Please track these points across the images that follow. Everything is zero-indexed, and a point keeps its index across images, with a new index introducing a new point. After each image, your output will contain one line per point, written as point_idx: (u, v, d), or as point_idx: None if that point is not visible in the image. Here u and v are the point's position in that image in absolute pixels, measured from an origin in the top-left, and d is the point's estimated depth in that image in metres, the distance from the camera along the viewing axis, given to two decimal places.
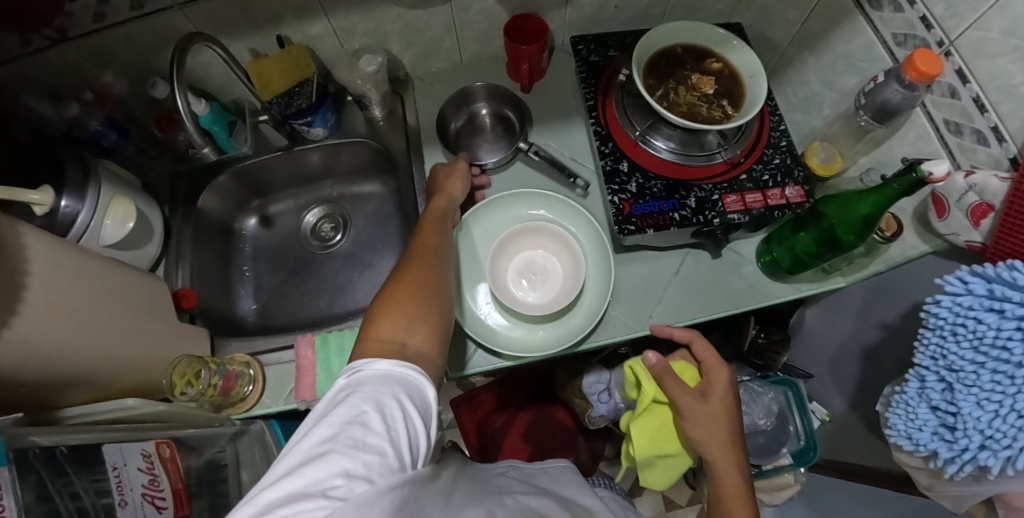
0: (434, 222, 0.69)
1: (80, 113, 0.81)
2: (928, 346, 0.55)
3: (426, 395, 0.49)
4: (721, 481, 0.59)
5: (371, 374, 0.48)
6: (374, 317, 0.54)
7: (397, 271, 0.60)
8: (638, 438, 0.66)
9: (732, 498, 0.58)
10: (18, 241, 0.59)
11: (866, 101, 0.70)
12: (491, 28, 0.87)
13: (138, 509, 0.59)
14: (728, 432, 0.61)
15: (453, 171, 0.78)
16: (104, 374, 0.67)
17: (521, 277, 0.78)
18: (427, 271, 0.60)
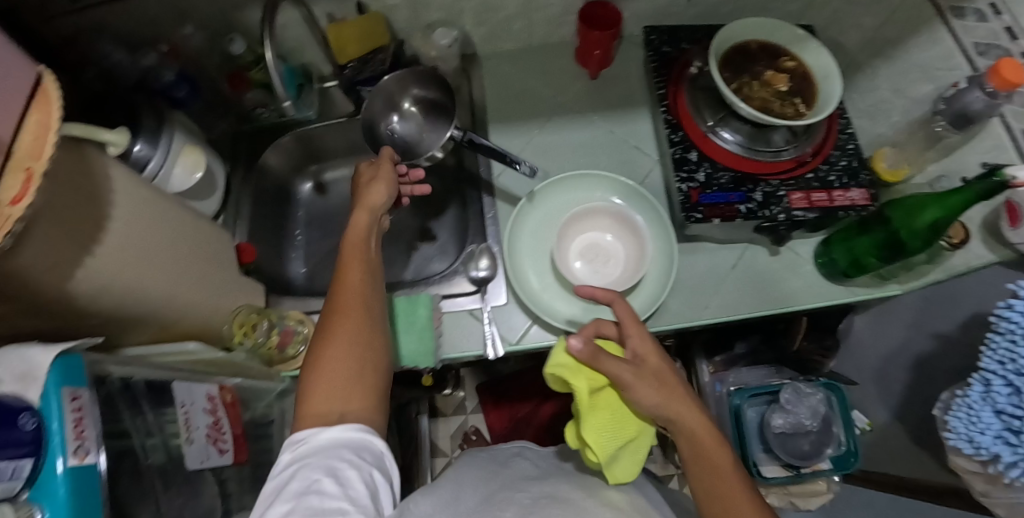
0: (355, 242, 0.64)
1: (156, 63, 0.82)
2: (997, 350, 0.55)
3: (376, 447, 0.50)
4: (693, 440, 0.54)
5: (318, 443, 0.48)
6: (306, 382, 0.53)
7: (324, 321, 0.57)
8: (592, 433, 0.56)
9: (711, 449, 0.53)
10: (104, 173, 0.59)
11: (945, 106, 0.70)
12: (564, 13, 0.86)
13: (204, 449, 0.60)
14: (672, 387, 0.56)
15: (376, 177, 0.72)
16: (169, 317, 0.67)
17: (581, 258, 0.79)
18: (360, 316, 0.57)
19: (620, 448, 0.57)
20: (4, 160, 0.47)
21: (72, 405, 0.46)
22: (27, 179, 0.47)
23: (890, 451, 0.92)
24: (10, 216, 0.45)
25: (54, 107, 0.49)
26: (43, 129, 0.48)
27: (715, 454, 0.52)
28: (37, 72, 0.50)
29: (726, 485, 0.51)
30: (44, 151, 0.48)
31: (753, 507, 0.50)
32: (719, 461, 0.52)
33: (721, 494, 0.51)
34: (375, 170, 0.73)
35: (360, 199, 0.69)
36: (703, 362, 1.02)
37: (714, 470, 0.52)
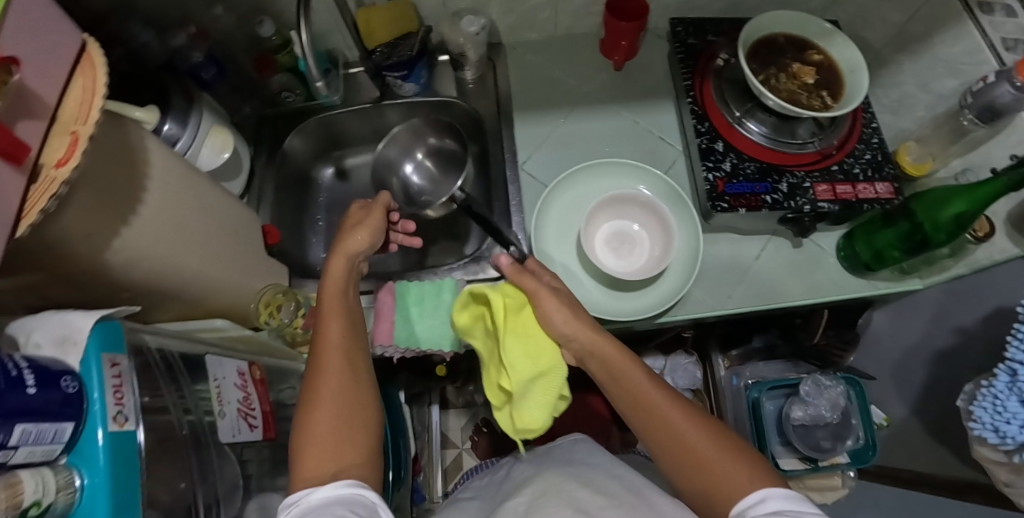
0: (334, 293, 0.62)
1: (184, 44, 0.81)
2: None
3: (371, 502, 0.47)
4: (602, 358, 0.57)
5: (313, 504, 0.46)
6: (300, 440, 0.51)
7: (308, 380, 0.55)
8: (508, 359, 0.57)
9: (619, 361, 0.57)
10: (143, 146, 0.59)
11: (972, 100, 0.70)
12: (591, 3, 0.86)
13: (235, 423, 0.60)
14: (575, 309, 0.60)
15: (361, 218, 0.70)
16: (200, 293, 0.68)
17: (604, 247, 0.81)
18: (346, 375, 0.54)
19: (530, 380, 0.57)
20: (50, 124, 0.47)
21: (113, 372, 0.46)
22: (73, 142, 0.47)
23: (907, 446, 0.92)
24: (56, 179, 0.45)
25: (98, 73, 0.49)
26: (89, 94, 0.48)
27: (619, 362, 0.56)
28: (82, 38, 0.50)
29: (643, 391, 0.54)
30: (90, 115, 0.47)
31: (673, 405, 0.53)
32: (631, 370, 0.56)
33: (642, 399, 0.54)
34: (364, 213, 0.71)
35: (339, 244, 0.67)
36: (717, 356, 1.03)
37: (629, 381, 0.55)
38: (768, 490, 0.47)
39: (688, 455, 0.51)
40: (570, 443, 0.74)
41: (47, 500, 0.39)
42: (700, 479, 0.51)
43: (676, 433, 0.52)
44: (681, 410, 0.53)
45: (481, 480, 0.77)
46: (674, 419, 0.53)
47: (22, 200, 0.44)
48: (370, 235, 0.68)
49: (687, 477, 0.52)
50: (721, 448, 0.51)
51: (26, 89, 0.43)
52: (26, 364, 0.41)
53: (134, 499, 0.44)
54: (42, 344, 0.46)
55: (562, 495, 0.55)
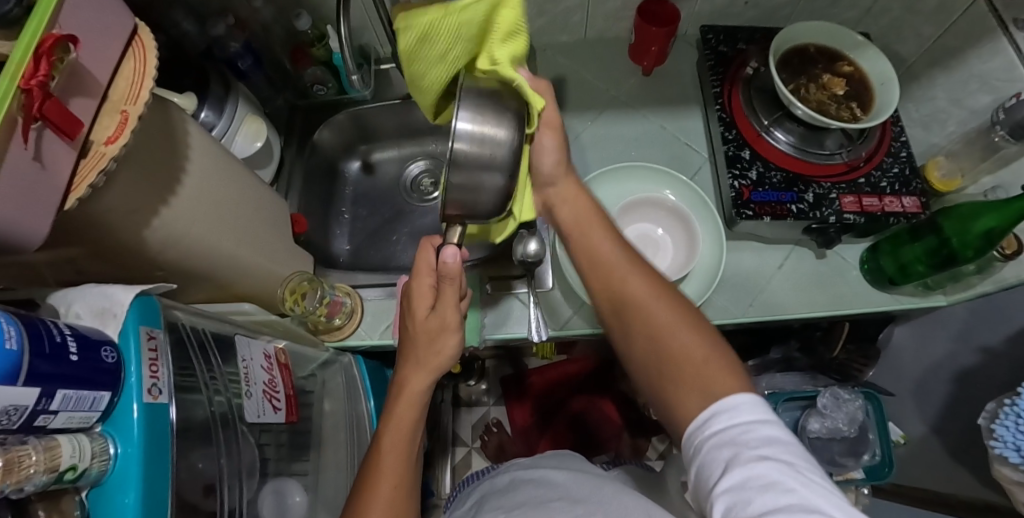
0: (409, 408, 0.58)
1: (224, 34, 0.82)
2: None
3: None
4: (597, 264, 0.58)
5: None
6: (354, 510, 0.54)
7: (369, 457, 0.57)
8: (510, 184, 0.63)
9: (609, 272, 0.57)
10: (184, 128, 0.60)
11: (1005, 116, 0.70)
12: (622, 9, 0.88)
13: (260, 404, 0.62)
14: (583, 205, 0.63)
15: (432, 340, 0.58)
16: (228, 277, 0.69)
17: (471, 129, 0.51)
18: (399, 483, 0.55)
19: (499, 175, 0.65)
20: (101, 101, 0.48)
21: (149, 344, 0.46)
22: (122, 121, 0.48)
23: (924, 465, 0.91)
24: (104, 155, 0.46)
25: (149, 55, 0.51)
26: (140, 75, 0.49)
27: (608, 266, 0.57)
28: (134, 22, 0.51)
29: (630, 285, 0.55)
30: (140, 95, 0.49)
31: (657, 299, 0.53)
32: (617, 262, 0.57)
33: (634, 298, 0.54)
34: (432, 328, 0.58)
35: (415, 333, 0.58)
36: None
37: (612, 270, 0.57)
38: (741, 398, 0.44)
39: (667, 356, 0.50)
40: (557, 456, 0.75)
41: (82, 465, 0.40)
42: (666, 374, 0.49)
43: (660, 334, 0.51)
44: (672, 311, 0.52)
45: (469, 491, 0.78)
46: (657, 322, 0.52)
47: (72, 172, 0.45)
48: (433, 372, 0.59)
49: (659, 374, 0.50)
50: (712, 353, 0.48)
51: (81, 68, 0.45)
52: (69, 331, 0.41)
53: (165, 473, 0.44)
54: (81, 314, 0.47)
55: (540, 506, 0.58)
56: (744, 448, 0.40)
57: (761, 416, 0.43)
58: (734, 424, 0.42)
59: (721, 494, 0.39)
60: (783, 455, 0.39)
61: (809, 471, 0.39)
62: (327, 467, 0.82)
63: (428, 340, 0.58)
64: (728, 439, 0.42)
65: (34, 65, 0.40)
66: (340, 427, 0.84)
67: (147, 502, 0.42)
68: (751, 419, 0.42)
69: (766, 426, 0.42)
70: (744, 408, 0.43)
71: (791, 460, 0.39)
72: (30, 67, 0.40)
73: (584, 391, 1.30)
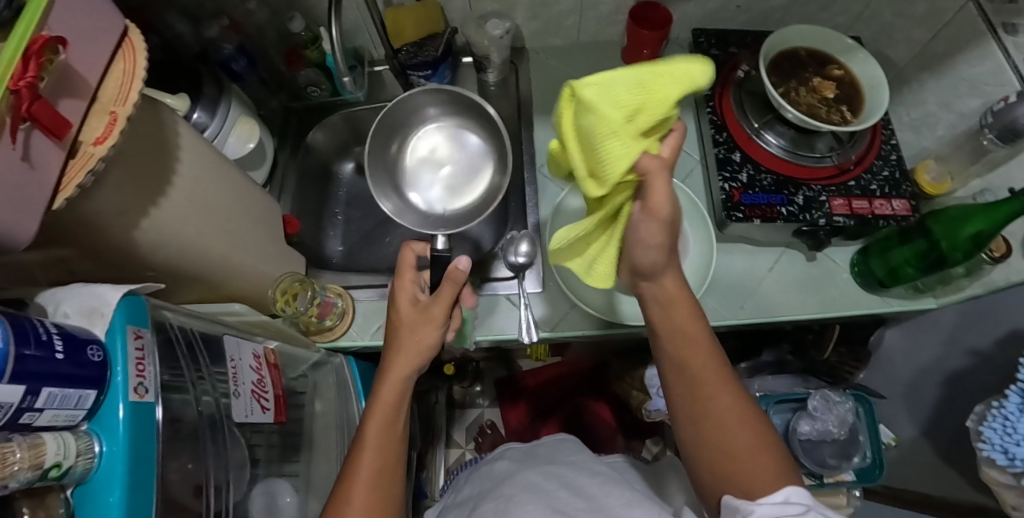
0: (380, 427, 0.55)
1: (217, 35, 0.83)
2: None
3: None
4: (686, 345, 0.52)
5: None
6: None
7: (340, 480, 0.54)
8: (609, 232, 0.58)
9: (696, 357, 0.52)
10: (175, 129, 0.61)
11: (993, 120, 0.70)
12: (615, 12, 0.88)
13: (248, 403, 0.62)
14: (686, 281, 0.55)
15: (416, 320, 0.59)
16: (217, 278, 0.69)
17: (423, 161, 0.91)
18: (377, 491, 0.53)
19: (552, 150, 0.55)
20: (90, 103, 0.48)
21: (136, 343, 0.46)
22: (111, 122, 0.48)
23: (915, 468, 0.91)
24: (92, 156, 0.46)
25: (138, 57, 0.51)
26: (129, 76, 0.50)
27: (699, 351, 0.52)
28: (124, 24, 0.52)
29: (704, 370, 0.51)
30: (128, 97, 0.49)
31: (728, 387, 0.51)
32: (695, 340, 0.52)
33: (709, 387, 0.51)
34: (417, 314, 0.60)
35: (385, 366, 0.58)
36: (726, 368, 1.03)
37: (689, 348, 0.52)
38: (791, 489, 0.46)
39: (730, 454, 0.49)
40: (557, 442, 0.77)
41: (67, 463, 0.40)
42: (726, 474, 0.49)
43: (728, 431, 0.49)
44: (742, 410, 0.50)
45: (462, 480, 0.78)
46: (733, 422, 0.50)
47: (61, 173, 0.45)
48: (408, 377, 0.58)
49: (713, 465, 0.50)
50: (770, 459, 0.48)
51: (70, 69, 0.45)
52: (55, 330, 0.42)
53: (150, 474, 0.44)
54: (70, 314, 0.47)
55: (543, 495, 0.60)
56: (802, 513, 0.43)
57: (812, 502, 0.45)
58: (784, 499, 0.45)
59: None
60: None
61: None
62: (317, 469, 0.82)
63: (421, 326, 0.59)
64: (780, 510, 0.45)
65: (23, 66, 0.40)
66: (331, 428, 0.84)
67: (132, 501, 0.42)
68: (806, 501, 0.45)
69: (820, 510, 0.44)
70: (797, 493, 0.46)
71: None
72: (18, 67, 0.40)
73: (577, 394, 1.30)
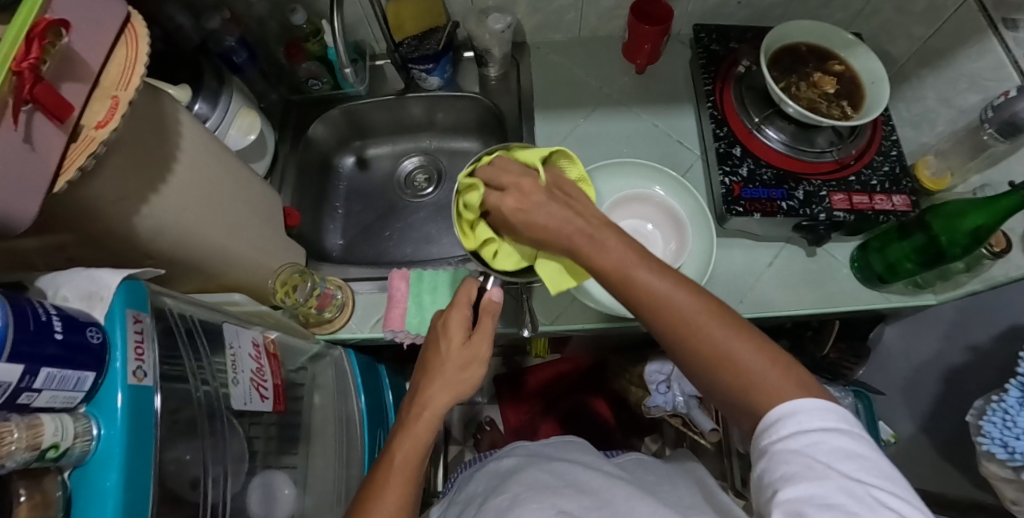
0: (410, 455, 0.54)
1: (219, 27, 0.83)
2: None
3: None
4: (623, 278, 0.49)
5: None
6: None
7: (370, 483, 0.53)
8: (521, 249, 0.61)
9: (632, 286, 0.48)
10: (176, 117, 0.61)
11: (993, 114, 0.70)
12: (616, 7, 0.88)
13: (247, 392, 0.62)
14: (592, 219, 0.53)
15: (467, 354, 0.58)
16: (217, 267, 0.70)
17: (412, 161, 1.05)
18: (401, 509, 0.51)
19: None
20: (92, 87, 0.48)
21: (135, 327, 0.46)
22: (113, 106, 0.48)
23: (914, 464, 0.91)
24: (94, 139, 0.46)
25: (141, 43, 0.51)
26: (131, 61, 0.49)
27: (634, 282, 0.48)
28: (127, 10, 0.51)
29: (671, 301, 0.46)
30: (131, 81, 0.49)
31: (686, 295, 0.46)
32: (635, 269, 0.49)
33: (683, 323, 0.46)
34: (461, 352, 0.58)
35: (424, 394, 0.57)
36: None
37: (648, 286, 0.48)
38: (805, 402, 0.40)
39: (734, 371, 0.43)
40: (562, 443, 0.76)
41: (64, 444, 0.39)
42: (745, 396, 0.43)
43: (721, 348, 0.44)
44: (725, 322, 0.45)
45: (466, 477, 0.78)
46: (719, 336, 0.44)
47: (62, 157, 0.45)
48: (455, 393, 0.57)
49: (726, 393, 0.44)
50: (767, 358, 0.43)
51: (73, 53, 0.45)
52: (54, 312, 0.42)
53: (146, 461, 0.44)
54: (69, 298, 0.47)
55: (548, 490, 0.59)
56: (814, 460, 0.38)
57: (835, 421, 0.39)
58: (800, 430, 0.39)
59: (779, 506, 0.38)
60: (854, 472, 0.37)
61: (878, 491, 0.36)
62: (315, 461, 0.81)
63: (461, 364, 0.58)
64: (795, 442, 0.39)
65: (25, 49, 0.40)
66: (329, 421, 0.84)
67: (129, 485, 0.42)
68: (818, 425, 0.39)
69: (837, 437, 0.38)
70: (813, 413, 0.39)
71: (862, 477, 0.37)
72: (20, 50, 0.40)
73: (575, 391, 1.30)
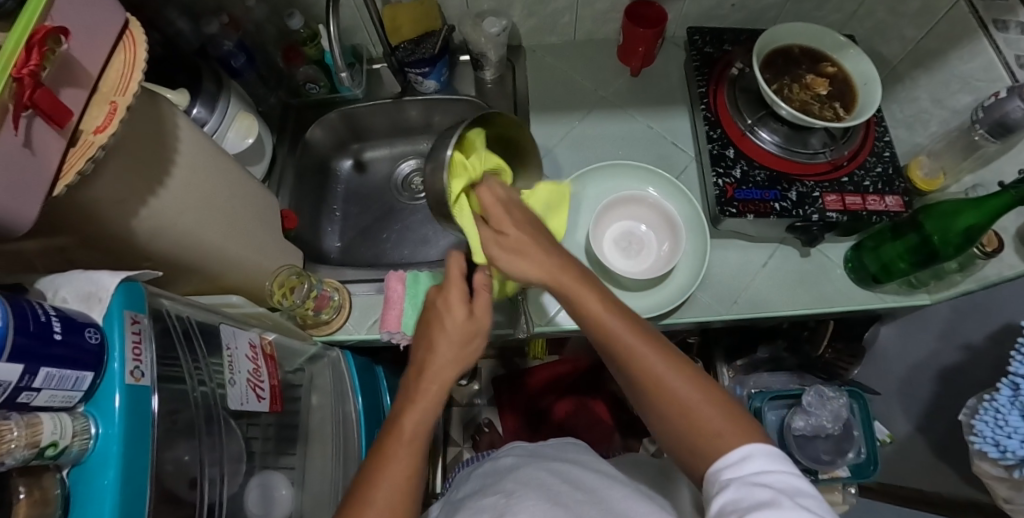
0: (419, 422, 0.52)
1: (217, 32, 0.84)
2: None
3: None
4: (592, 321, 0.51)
5: None
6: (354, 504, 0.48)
7: (367, 466, 0.51)
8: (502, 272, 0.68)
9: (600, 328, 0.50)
10: (174, 122, 0.62)
11: (983, 115, 0.70)
12: (610, 10, 0.89)
13: (243, 392, 0.63)
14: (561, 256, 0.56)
15: (469, 326, 0.57)
16: (215, 269, 0.71)
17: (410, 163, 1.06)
18: (411, 476, 0.49)
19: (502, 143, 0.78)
20: (90, 93, 0.49)
21: (133, 328, 0.47)
22: (112, 111, 0.49)
23: (911, 464, 0.91)
24: (93, 144, 0.47)
25: (139, 49, 0.52)
26: (129, 67, 0.50)
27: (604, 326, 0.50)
28: (125, 17, 0.52)
29: (631, 347, 0.48)
30: (129, 87, 0.50)
31: (648, 344, 0.48)
32: (605, 315, 0.50)
33: (643, 369, 0.47)
34: (462, 323, 0.57)
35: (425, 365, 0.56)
36: (722, 365, 1.05)
37: (609, 332, 0.49)
38: (754, 449, 0.42)
39: (689, 420, 0.45)
40: (560, 444, 0.77)
41: (63, 442, 0.40)
42: (695, 444, 0.44)
43: (679, 398, 0.46)
44: (682, 372, 0.47)
45: (463, 475, 0.78)
46: (677, 386, 0.46)
47: (61, 161, 0.46)
48: (457, 367, 0.56)
49: (683, 441, 0.45)
50: (720, 411, 0.45)
51: (72, 59, 0.46)
52: (53, 312, 0.42)
53: (143, 460, 0.45)
54: (68, 299, 0.48)
55: (544, 488, 0.60)
56: (776, 491, 0.38)
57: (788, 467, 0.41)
58: (759, 470, 0.40)
59: None
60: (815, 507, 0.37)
61: None
62: (313, 461, 0.82)
63: (463, 338, 0.56)
64: (755, 478, 0.40)
65: (25, 55, 0.41)
66: (327, 421, 0.84)
67: (126, 483, 0.43)
68: (775, 467, 0.40)
69: (794, 478, 0.39)
70: (769, 458, 0.41)
71: (819, 512, 0.37)
72: (20, 57, 0.41)
73: (574, 392, 1.31)
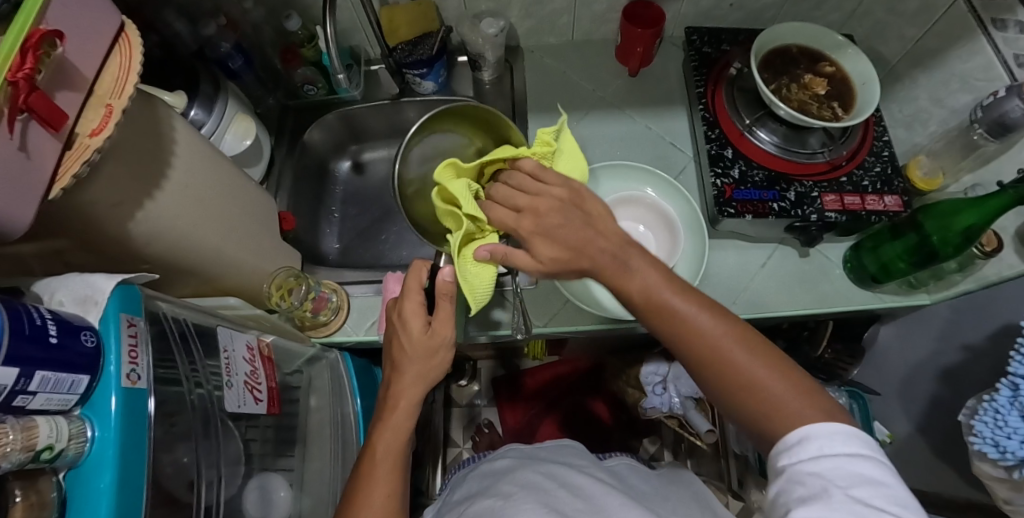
0: (392, 446, 0.57)
1: (215, 34, 0.84)
2: None
3: None
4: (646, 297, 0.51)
5: None
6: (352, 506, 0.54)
7: (358, 475, 0.57)
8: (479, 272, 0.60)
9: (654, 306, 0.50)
10: (171, 125, 0.62)
11: (982, 114, 0.70)
12: (608, 11, 0.89)
13: (240, 395, 0.63)
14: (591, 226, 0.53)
15: (429, 339, 0.58)
16: (212, 271, 0.70)
17: None
18: (390, 493, 0.55)
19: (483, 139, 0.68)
20: (87, 95, 0.49)
21: (129, 331, 0.47)
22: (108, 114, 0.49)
23: (911, 465, 0.90)
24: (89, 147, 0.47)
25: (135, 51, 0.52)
26: (126, 69, 0.50)
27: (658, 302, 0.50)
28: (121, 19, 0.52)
29: (693, 323, 0.48)
30: (124, 90, 0.50)
31: (710, 318, 0.48)
32: (664, 292, 0.50)
33: (703, 342, 0.47)
34: (420, 340, 0.58)
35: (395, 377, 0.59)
36: None
37: (667, 308, 0.49)
38: (816, 428, 0.41)
39: (753, 397, 0.45)
40: (557, 446, 0.77)
41: (59, 446, 0.40)
42: (758, 419, 0.45)
43: (744, 374, 0.45)
44: (747, 348, 0.46)
45: (461, 476, 0.78)
46: (740, 361, 0.46)
47: (57, 164, 0.46)
48: (421, 385, 0.58)
49: (750, 415, 0.45)
50: (785, 386, 0.44)
51: (67, 62, 0.46)
52: (49, 316, 0.42)
53: (140, 463, 0.45)
54: (64, 302, 0.48)
55: (541, 492, 0.60)
56: (831, 483, 0.39)
57: (855, 446, 0.40)
58: (819, 454, 0.40)
59: None
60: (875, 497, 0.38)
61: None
62: (311, 464, 0.82)
63: (426, 352, 0.58)
64: (815, 464, 0.40)
65: (20, 58, 0.41)
66: (326, 424, 0.84)
67: (123, 487, 0.43)
68: (839, 450, 0.40)
69: (858, 462, 0.39)
70: (832, 439, 0.40)
71: (880, 503, 0.37)
72: (16, 60, 0.41)
73: (574, 392, 1.31)
